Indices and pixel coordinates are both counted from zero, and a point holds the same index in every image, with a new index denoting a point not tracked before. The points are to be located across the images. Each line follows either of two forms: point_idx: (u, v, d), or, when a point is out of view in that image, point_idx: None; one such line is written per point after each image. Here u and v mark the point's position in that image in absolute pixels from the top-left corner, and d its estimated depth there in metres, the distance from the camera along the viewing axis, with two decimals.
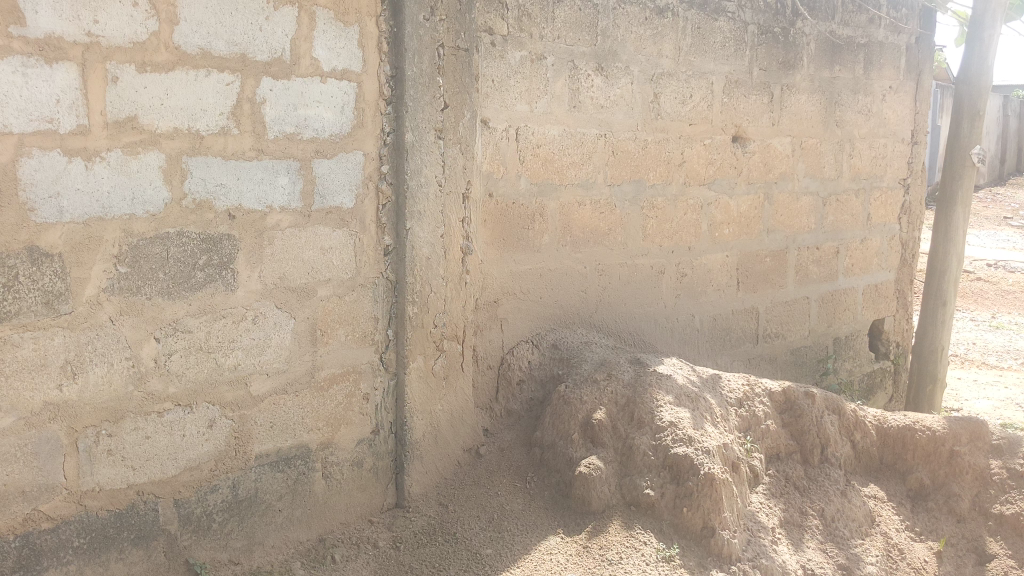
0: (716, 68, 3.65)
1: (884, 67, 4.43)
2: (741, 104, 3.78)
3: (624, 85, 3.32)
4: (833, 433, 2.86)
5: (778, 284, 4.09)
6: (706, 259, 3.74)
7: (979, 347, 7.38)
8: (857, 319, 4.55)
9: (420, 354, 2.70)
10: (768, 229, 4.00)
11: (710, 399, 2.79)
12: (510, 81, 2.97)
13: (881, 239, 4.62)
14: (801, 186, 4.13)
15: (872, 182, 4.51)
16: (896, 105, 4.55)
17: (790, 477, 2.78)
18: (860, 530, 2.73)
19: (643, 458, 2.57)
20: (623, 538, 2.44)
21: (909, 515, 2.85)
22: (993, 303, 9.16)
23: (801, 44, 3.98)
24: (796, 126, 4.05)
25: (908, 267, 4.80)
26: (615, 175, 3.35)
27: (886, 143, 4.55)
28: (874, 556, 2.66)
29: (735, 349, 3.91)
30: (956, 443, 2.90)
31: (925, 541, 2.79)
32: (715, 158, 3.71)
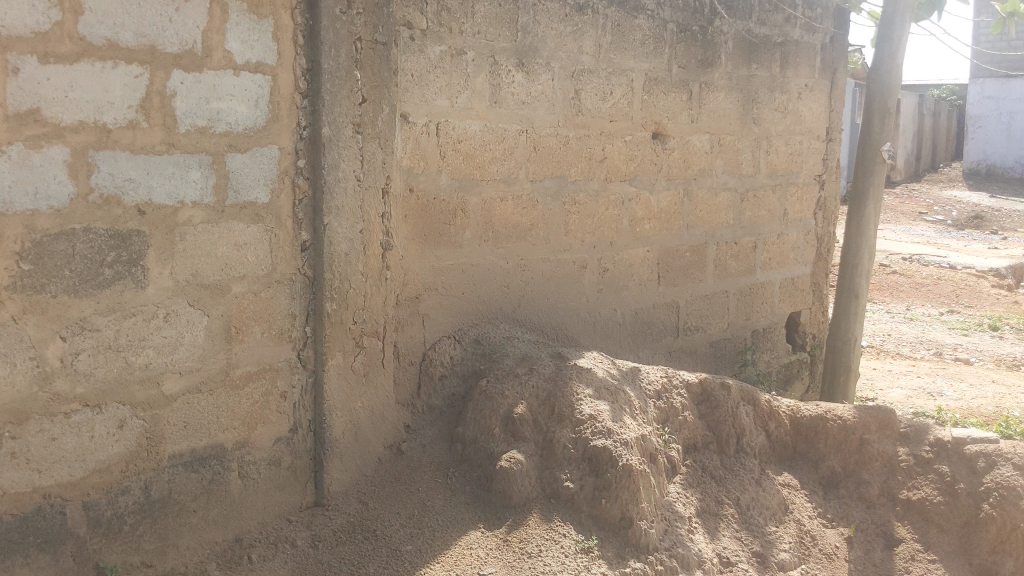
0: (636, 65, 3.69)
1: (800, 66, 4.53)
2: (661, 101, 3.83)
3: (544, 81, 3.33)
4: (748, 422, 2.94)
5: (697, 278, 4.15)
6: (626, 253, 3.78)
7: (894, 338, 7.61)
8: (774, 311, 4.65)
9: (339, 351, 2.68)
10: (687, 224, 4.06)
11: (629, 391, 2.83)
12: (430, 76, 2.95)
13: (797, 234, 4.72)
14: (719, 182, 4.20)
15: (789, 178, 4.61)
16: (811, 102, 4.66)
17: (706, 466, 2.83)
18: (774, 517, 2.80)
19: (563, 450, 2.59)
20: (543, 530, 2.45)
21: (821, 502, 2.93)
22: (907, 295, 9.47)
23: (719, 42, 4.06)
24: (714, 123, 4.11)
25: (824, 261, 4.93)
26: (537, 171, 3.36)
27: (802, 140, 4.65)
28: (787, 543, 2.73)
29: (656, 342, 3.95)
30: (866, 431, 2.99)
31: (836, 528, 2.86)
32: (635, 154, 3.75)
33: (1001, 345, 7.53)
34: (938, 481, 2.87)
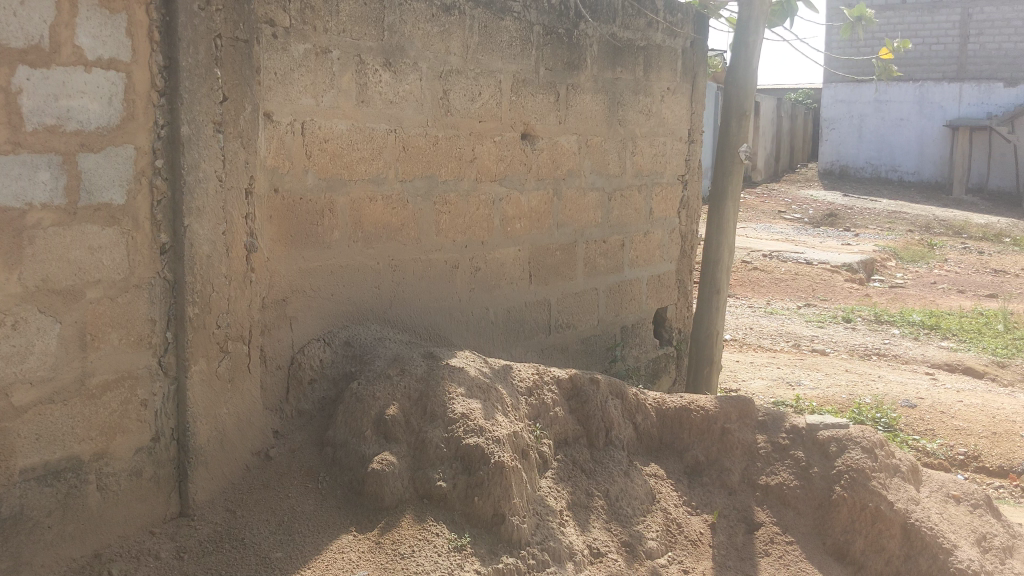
0: (503, 66, 3.73)
1: (662, 69, 4.67)
2: (528, 102, 3.88)
3: (412, 81, 3.33)
4: (616, 416, 3.02)
5: (568, 276, 4.22)
6: (498, 252, 3.81)
7: (755, 331, 7.93)
8: (642, 307, 4.78)
9: (203, 356, 2.61)
10: (557, 223, 4.13)
11: (501, 388, 2.85)
12: (294, 74, 2.90)
13: (662, 232, 4.86)
14: (587, 182, 4.28)
15: (653, 179, 4.75)
16: (673, 105, 4.81)
17: (577, 460, 2.89)
18: (642, 507, 2.87)
19: (436, 450, 2.60)
20: (415, 530, 2.45)
21: (686, 491, 3.02)
22: (767, 290, 9.88)
23: (584, 45, 4.14)
24: (581, 124, 4.19)
25: (688, 258, 5.09)
26: (407, 171, 3.35)
27: (665, 141, 4.79)
28: (655, 531, 2.81)
29: (529, 340, 4.00)
30: (727, 421, 3.12)
31: (700, 514, 2.96)
32: (505, 154, 3.79)
33: (853, 336, 7.96)
34: (794, 465, 3.02)
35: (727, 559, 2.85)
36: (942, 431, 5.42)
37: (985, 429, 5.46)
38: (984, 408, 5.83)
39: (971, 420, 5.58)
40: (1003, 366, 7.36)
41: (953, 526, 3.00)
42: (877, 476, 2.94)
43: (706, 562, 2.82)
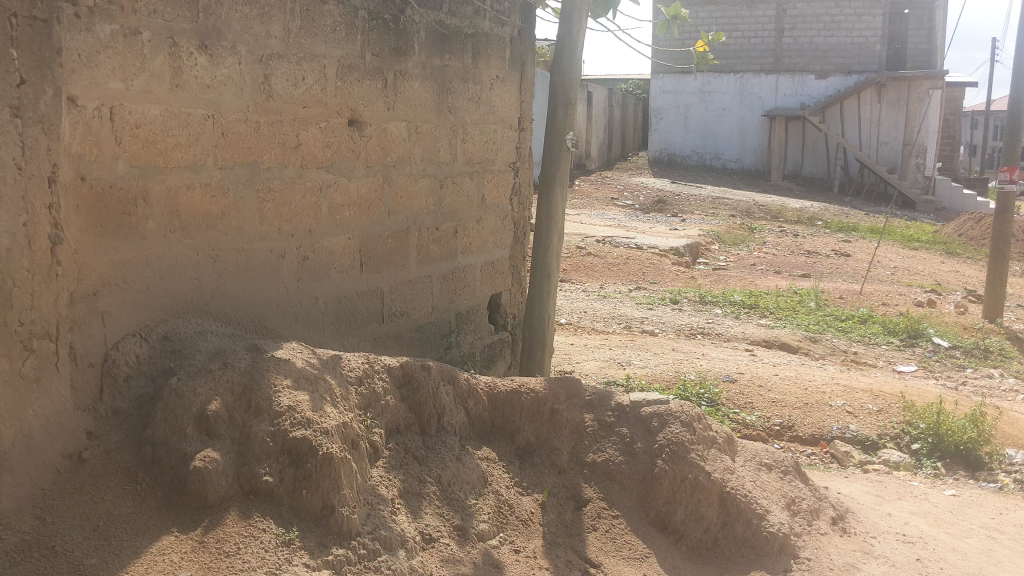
0: (328, 51, 3.66)
1: (491, 57, 4.70)
2: (354, 88, 3.82)
3: (230, 65, 3.21)
4: (447, 402, 3.02)
5: (400, 264, 4.20)
6: (327, 241, 3.75)
7: (590, 314, 8.13)
8: (476, 293, 4.81)
9: (4, 355, 2.46)
10: (388, 210, 4.09)
11: (330, 378, 2.80)
12: (100, 56, 2.75)
13: (495, 219, 4.90)
14: (418, 169, 4.27)
15: (484, 166, 4.77)
16: (502, 93, 4.86)
17: (409, 448, 2.88)
18: (474, 490, 2.89)
19: (261, 445, 2.53)
20: (241, 527, 2.39)
21: (517, 472, 3.07)
22: (600, 275, 10.15)
23: (411, 31, 4.12)
24: (410, 111, 4.17)
25: (521, 244, 5.16)
26: (226, 157, 3.25)
27: (495, 129, 4.83)
28: (486, 514, 2.84)
29: (361, 330, 3.96)
30: (556, 402, 3.20)
31: (531, 494, 3.01)
32: (331, 141, 3.72)
33: (679, 316, 8.30)
34: (620, 442, 3.15)
35: (556, 536, 2.92)
36: (760, 403, 5.75)
37: (798, 400, 5.83)
38: (798, 380, 6.23)
39: (786, 392, 5.94)
40: (814, 341, 7.87)
41: (765, 492, 3.20)
42: (695, 448, 3.09)
43: (537, 540, 2.88)
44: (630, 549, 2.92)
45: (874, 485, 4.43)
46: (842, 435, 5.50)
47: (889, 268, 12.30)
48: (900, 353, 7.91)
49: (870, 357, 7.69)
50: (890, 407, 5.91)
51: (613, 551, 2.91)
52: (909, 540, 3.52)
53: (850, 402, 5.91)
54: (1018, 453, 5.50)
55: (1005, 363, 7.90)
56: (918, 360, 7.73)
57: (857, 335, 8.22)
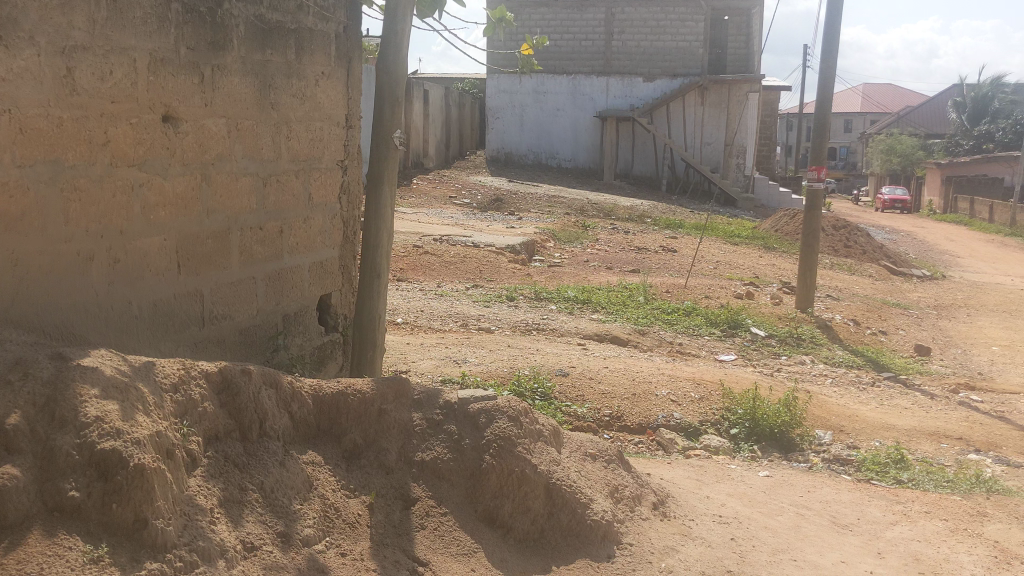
0: (138, 44, 3.49)
1: (315, 53, 4.61)
2: (168, 82, 3.67)
3: (29, 57, 3.02)
4: (269, 406, 2.94)
5: (221, 265, 4.06)
6: (140, 241, 3.58)
7: (427, 312, 8.09)
8: (304, 294, 4.70)
9: None
10: (207, 209, 3.95)
11: (143, 387, 2.64)
12: None
13: (322, 218, 4.81)
14: (238, 167, 4.14)
15: (310, 164, 4.67)
16: (329, 90, 4.77)
17: (229, 455, 2.77)
18: (298, 496, 2.83)
19: (66, 458, 2.36)
20: (44, 546, 2.21)
21: (344, 474, 3.02)
22: (437, 274, 10.13)
23: (229, 25, 3.99)
24: (229, 106, 4.03)
25: (350, 244, 5.08)
26: (26, 154, 3.05)
27: (321, 126, 4.74)
28: (311, 519, 2.79)
29: (179, 334, 3.81)
30: (383, 402, 3.17)
31: (358, 496, 2.97)
32: (143, 137, 3.56)
33: (515, 313, 8.41)
34: (447, 439, 3.17)
35: (384, 537, 2.89)
36: (590, 395, 5.90)
37: (626, 391, 6.02)
38: (626, 372, 6.43)
39: (615, 384, 6.11)
40: (643, 333, 8.16)
41: (589, 482, 3.32)
42: (520, 442, 3.18)
43: (363, 542, 2.85)
44: (458, 546, 2.94)
45: (695, 470, 4.63)
46: (667, 423, 5.74)
47: (712, 262, 12.90)
48: (721, 343, 8.31)
49: (694, 348, 8.04)
50: (711, 395, 6.19)
51: (441, 548, 2.92)
52: (725, 521, 3.71)
53: (674, 391, 6.15)
54: (825, 433, 5.91)
55: (815, 350, 8.45)
56: (738, 349, 8.15)
57: (683, 327, 8.57)
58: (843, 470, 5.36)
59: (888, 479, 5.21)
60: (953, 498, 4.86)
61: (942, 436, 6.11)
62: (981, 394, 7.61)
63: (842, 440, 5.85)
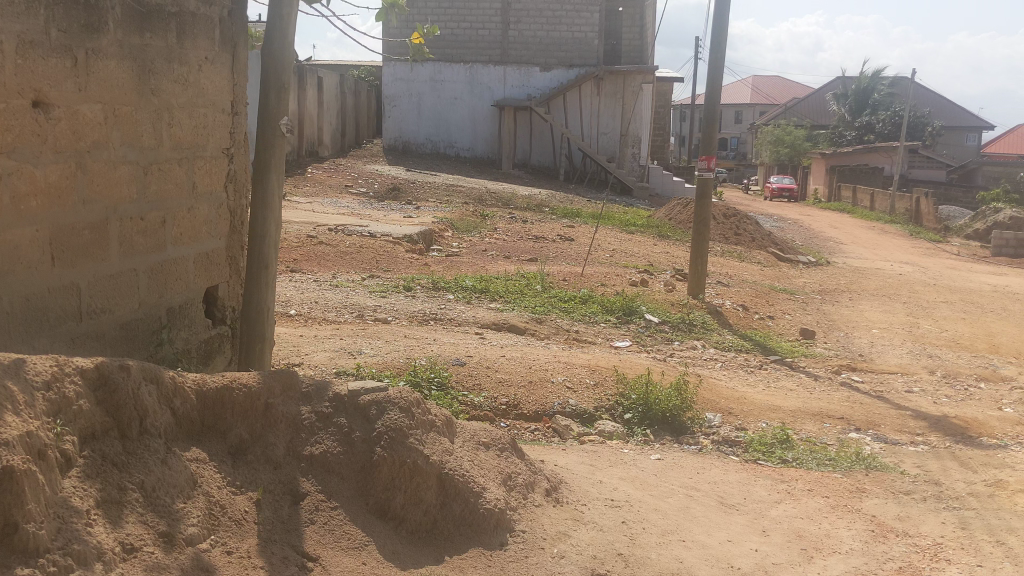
0: (4, 26, 3.32)
1: (198, 37, 4.46)
2: (38, 66, 3.50)
3: None
4: (150, 403, 2.79)
5: (100, 257, 3.91)
6: (10, 234, 3.42)
7: (322, 303, 7.95)
8: (190, 286, 4.56)
9: None
10: (83, 200, 3.79)
11: (12, 385, 2.41)
12: None
13: (208, 207, 4.68)
14: (117, 155, 3.98)
15: (194, 152, 4.53)
16: (212, 76, 4.62)
17: (106, 454, 2.63)
18: (181, 494, 2.73)
19: None
20: None
21: (230, 471, 2.94)
22: (333, 264, 9.97)
23: (104, 7, 3.83)
24: (105, 92, 3.87)
25: (237, 234, 4.95)
26: None
27: (205, 113, 4.59)
28: (196, 517, 2.70)
29: (55, 330, 3.65)
30: (271, 396, 3.10)
31: (245, 493, 2.90)
32: (12, 124, 3.39)
33: (411, 303, 8.34)
34: (337, 433, 3.13)
35: (272, 533, 2.84)
36: (487, 384, 5.88)
37: (522, 378, 6.04)
38: (522, 360, 6.42)
39: (511, 372, 6.11)
40: (540, 322, 8.21)
41: (482, 471, 3.34)
42: (413, 433, 3.17)
43: (250, 539, 2.78)
44: (348, 539, 2.91)
45: (588, 456, 4.68)
46: (563, 410, 5.79)
47: (608, 250, 13.07)
48: (617, 330, 8.44)
49: (591, 335, 8.14)
50: (606, 380, 6.27)
51: (331, 542, 2.89)
52: (617, 504, 3.78)
53: (570, 377, 6.21)
54: (715, 416, 6.06)
55: (706, 335, 8.66)
56: (633, 336, 8.28)
57: (579, 315, 8.65)
58: (732, 451, 5.51)
59: (774, 458, 5.39)
60: (834, 475, 5.07)
61: (825, 416, 6.36)
62: (861, 375, 7.94)
63: (731, 422, 6.01)
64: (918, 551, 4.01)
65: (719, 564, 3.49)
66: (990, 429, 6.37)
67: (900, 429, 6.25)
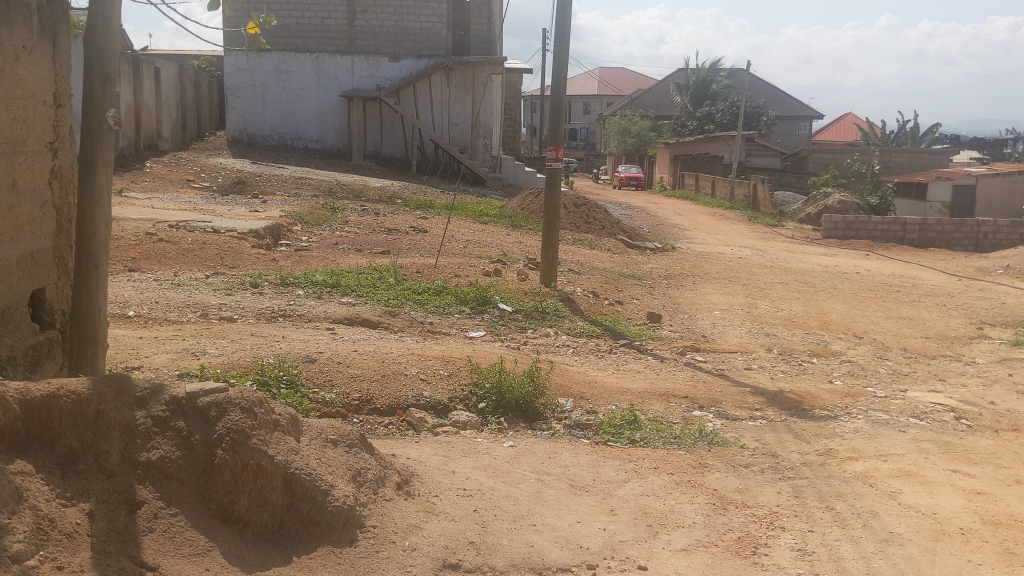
0: None
1: (14, 26, 4.19)
2: None
3: None
4: None
5: None
6: None
7: (163, 303, 7.64)
8: (12, 289, 4.28)
9: None
10: None
11: None
12: None
13: (30, 206, 4.41)
14: None
15: (13, 147, 4.26)
16: (31, 65, 4.35)
17: None
18: (6, 509, 2.50)
19: None
20: None
21: (60, 483, 2.76)
22: (174, 263, 9.57)
23: None
24: None
25: (65, 233, 4.68)
26: None
27: (25, 105, 4.32)
28: (23, 533, 2.50)
29: None
30: (102, 402, 2.95)
31: (76, 505, 2.73)
32: None
33: (259, 300, 8.12)
34: (175, 437, 3.04)
35: (107, 544, 2.70)
36: (338, 380, 5.77)
37: (375, 372, 5.96)
38: (375, 354, 6.33)
39: (363, 366, 6.01)
40: (393, 314, 8.16)
41: (329, 468, 3.33)
42: (256, 434, 3.13)
43: (83, 553, 2.62)
44: (190, 546, 2.83)
45: (441, 447, 4.68)
46: (417, 402, 5.77)
47: (461, 241, 13.11)
48: (471, 320, 8.48)
49: (444, 326, 8.16)
50: (459, 371, 6.28)
51: (172, 550, 2.79)
52: (468, 494, 3.82)
53: (423, 369, 6.18)
54: (567, 400, 6.19)
55: (558, 322, 8.82)
56: (486, 325, 8.34)
57: (433, 307, 8.63)
58: (582, 434, 5.64)
59: (622, 439, 5.55)
60: (679, 453, 5.27)
61: (671, 396, 6.58)
62: (705, 355, 8.27)
63: (583, 406, 6.15)
64: (755, 520, 4.22)
65: (569, 546, 3.58)
66: (821, 401, 6.76)
67: (740, 405, 6.55)
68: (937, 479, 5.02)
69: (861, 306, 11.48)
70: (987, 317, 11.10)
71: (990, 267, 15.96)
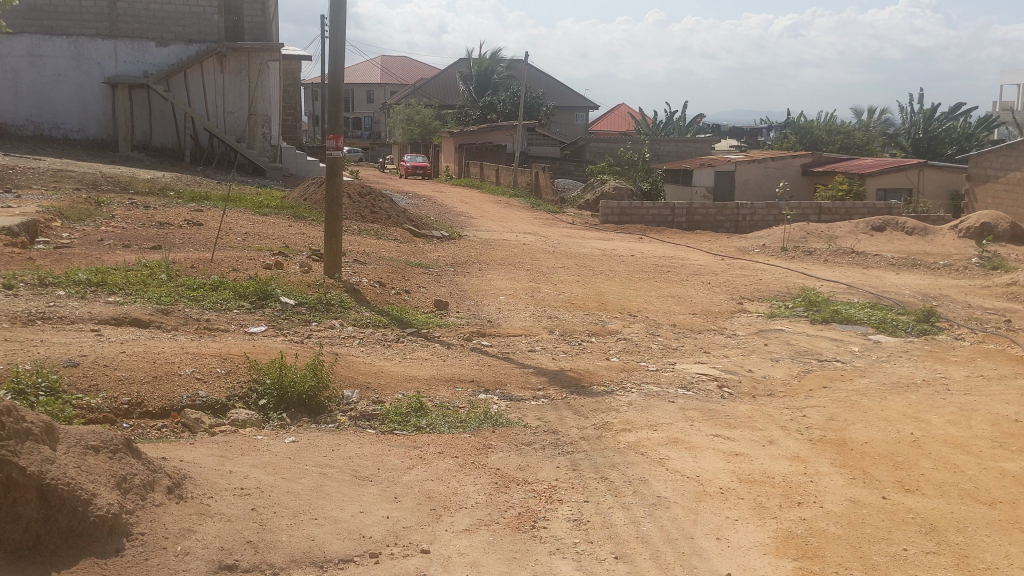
0: None
1: None
2: None
3: None
4: None
5: None
6: None
7: None
8: None
9: None
10: None
11: None
12: None
13: None
14: None
15: None
16: None
17: None
18: None
19: None
20: None
21: None
22: None
23: None
24: None
25: None
26: None
27: None
28: None
29: None
30: None
31: None
32: None
33: (14, 302, 7.51)
34: None
35: None
36: (104, 384, 5.42)
37: (145, 374, 5.64)
38: (145, 353, 6.00)
39: (132, 367, 5.68)
40: (165, 313, 7.77)
41: (90, 476, 3.15)
42: (5, 445, 2.92)
43: None
44: None
45: (219, 447, 4.52)
46: (193, 403, 5.54)
47: (240, 234, 12.66)
48: (251, 315, 8.23)
49: (222, 322, 7.87)
50: (238, 368, 6.06)
51: None
52: (245, 493, 3.72)
53: (199, 368, 5.92)
54: (352, 391, 6.14)
55: (343, 314, 8.72)
56: (268, 320, 8.14)
57: (209, 303, 8.30)
58: (368, 425, 5.63)
59: (408, 427, 5.58)
60: (463, 436, 5.37)
61: (457, 380, 6.68)
62: (490, 340, 8.45)
63: (368, 396, 6.13)
64: (535, 495, 4.37)
65: (351, 536, 3.57)
66: (598, 377, 7.10)
67: (523, 386, 6.75)
68: (700, 444, 5.39)
69: (635, 286, 12.09)
70: (747, 292, 12.00)
71: (749, 246, 17.23)
